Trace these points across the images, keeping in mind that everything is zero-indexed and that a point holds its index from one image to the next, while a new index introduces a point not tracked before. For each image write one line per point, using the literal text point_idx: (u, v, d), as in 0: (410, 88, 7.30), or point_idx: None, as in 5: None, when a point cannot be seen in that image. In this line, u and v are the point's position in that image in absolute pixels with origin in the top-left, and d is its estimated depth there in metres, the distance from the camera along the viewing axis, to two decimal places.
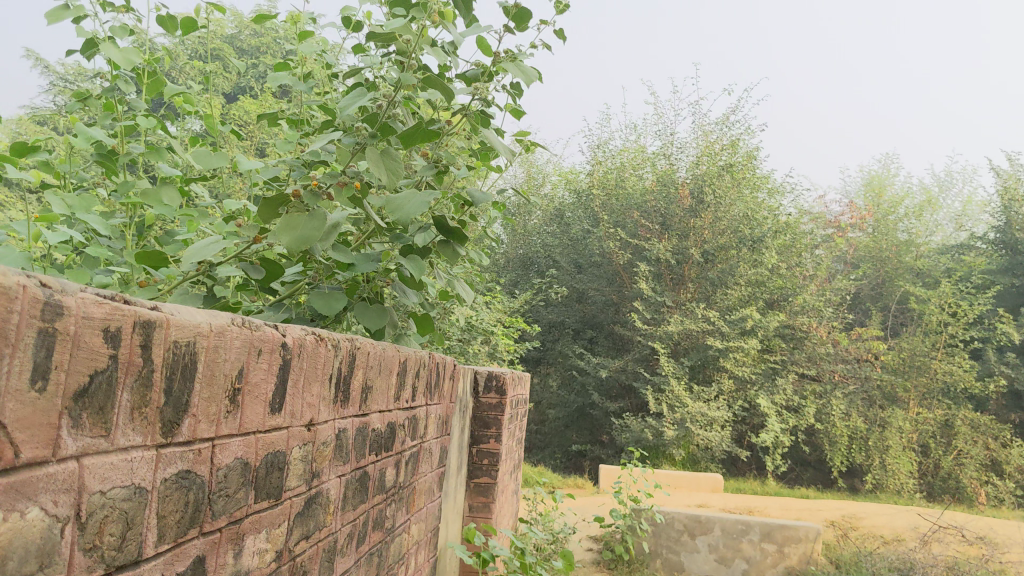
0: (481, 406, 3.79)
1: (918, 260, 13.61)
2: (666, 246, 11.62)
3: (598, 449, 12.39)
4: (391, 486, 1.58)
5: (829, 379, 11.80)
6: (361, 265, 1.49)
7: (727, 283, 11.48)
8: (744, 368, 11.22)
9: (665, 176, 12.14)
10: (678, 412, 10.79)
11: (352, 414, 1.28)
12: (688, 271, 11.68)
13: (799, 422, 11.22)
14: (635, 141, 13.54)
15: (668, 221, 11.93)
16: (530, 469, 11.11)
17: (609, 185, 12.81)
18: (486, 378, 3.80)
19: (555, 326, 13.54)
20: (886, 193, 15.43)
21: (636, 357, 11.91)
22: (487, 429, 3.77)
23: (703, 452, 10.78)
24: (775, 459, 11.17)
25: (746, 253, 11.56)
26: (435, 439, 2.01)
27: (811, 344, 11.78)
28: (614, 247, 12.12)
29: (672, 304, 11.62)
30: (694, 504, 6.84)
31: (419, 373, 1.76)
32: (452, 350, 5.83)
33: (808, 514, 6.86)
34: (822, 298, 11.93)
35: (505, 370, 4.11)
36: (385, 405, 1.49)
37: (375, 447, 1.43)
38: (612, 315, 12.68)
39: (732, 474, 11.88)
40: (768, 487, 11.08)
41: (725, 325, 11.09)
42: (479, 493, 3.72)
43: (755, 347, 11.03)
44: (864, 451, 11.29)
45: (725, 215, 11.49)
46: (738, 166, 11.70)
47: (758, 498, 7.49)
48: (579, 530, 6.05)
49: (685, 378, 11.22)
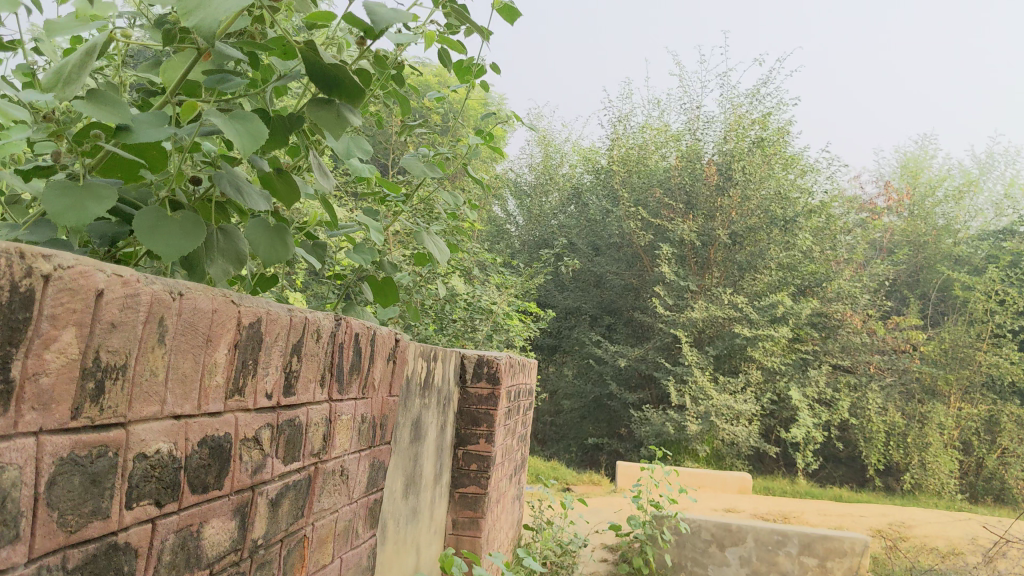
0: (471, 397, 3.07)
1: (957, 246, 12.75)
2: (691, 227, 10.86)
3: (615, 443, 11.68)
4: (223, 557, 0.86)
5: (863, 371, 11.02)
6: (141, 129, 0.77)
7: (757, 266, 10.72)
8: (773, 358, 10.47)
9: (692, 152, 11.35)
10: (702, 405, 10.06)
11: (42, 427, 0.57)
12: (713, 254, 10.94)
13: (832, 416, 10.46)
14: (658, 116, 12.75)
15: (693, 199, 11.17)
16: (543, 464, 10.43)
17: (630, 162, 12.05)
18: (475, 364, 3.08)
19: (571, 312, 12.81)
20: (923, 174, 14.55)
21: (656, 346, 11.17)
22: (476, 427, 3.06)
23: (729, 449, 10.08)
24: (806, 456, 10.42)
25: (777, 234, 10.77)
26: (352, 454, 1.28)
27: (845, 334, 11.02)
28: (635, 227, 11.36)
29: (696, 289, 10.87)
30: (721, 508, 6.13)
31: (301, 349, 1.03)
32: (448, 334, 5.13)
33: (850, 522, 6.13)
34: (858, 284, 11.11)
35: (501, 354, 3.39)
36: (184, 408, 0.76)
37: (152, 489, 0.71)
38: (632, 300, 11.95)
39: (758, 471, 11.13)
40: (798, 486, 10.32)
41: (754, 312, 10.33)
42: (465, 507, 3.00)
43: (785, 335, 10.27)
44: (902, 449, 10.53)
45: (755, 193, 10.71)
46: (770, 141, 10.90)
47: (793, 502, 6.76)
48: (592, 539, 5.34)
49: (710, 368, 10.48)
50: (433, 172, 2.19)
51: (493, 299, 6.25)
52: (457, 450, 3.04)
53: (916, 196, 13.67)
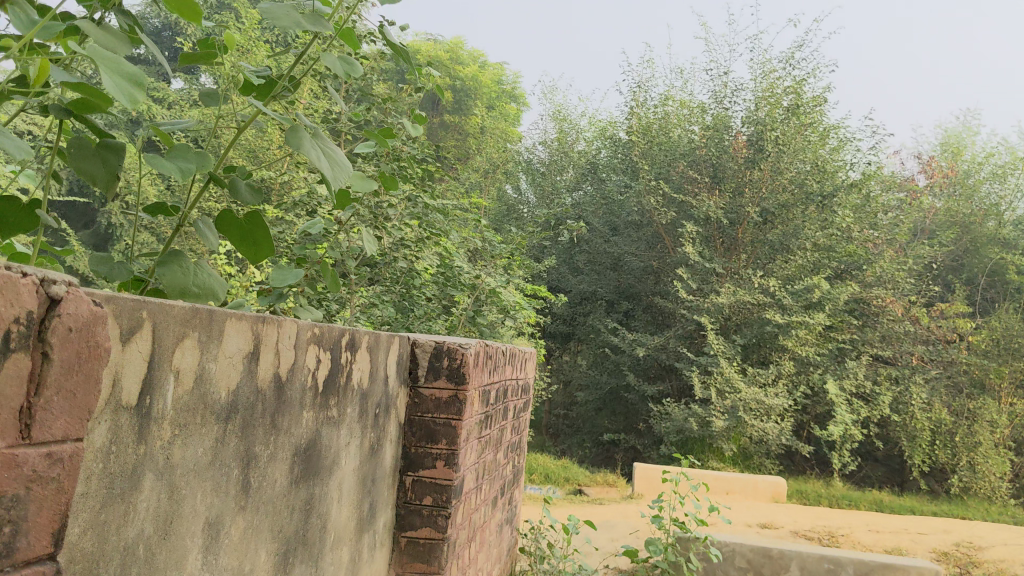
0: (426, 403, 2.16)
1: (1007, 228, 11.68)
2: (718, 203, 9.90)
3: (632, 439, 10.75)
4: None
5: (905, 363, 10.04)
6: None
7: (790, 247, 9.78)
8: (807, 348, 9.52)
9: (720, 123, 10.34)
10: (728, 399, 9.15)
11: None
12: (742, 234, 10.00)
13: (872, 413, 9.53)
14: (681, 88, 11.70)
15: (720, 173, 10.20)
16: (553, 462, 9.56)
17: (651, 133, 11.02)
18: (431, 356, 2.17)
19: (586, 298, 11.89)
20: (967, 152, 13.44)
21: (678, 334, 10.24)
22: (432, 445, 2.15)
23: (757, 447, 9.27)
24: (843, 455, 9.51)
25: (814, 211, 9.79)
26: None
27: (884, 323, 10.08)
28: (655, 204, 10.40)
29: (722, 271, 9.93)
30: (755, 525, 5.25)
31: None
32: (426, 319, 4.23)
33: (908, 542, 5.20)
34: (902, 268, 10.10)
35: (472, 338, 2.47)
36: None
37: None
38: (652, 285, 11.02)
39: (789, 471, 10.23)
40: (834, 489, 9.41)
41: (787, 297, 9.39)
42: (416, 559, 2.10)
43: (822, 323, 9.32)
44: (949, 448, 9.57)
45: (790, 166, 9.67)
46: (806, 108, 9.85)
47: (837, 517, 5.87)
48: (601, 564, 4.44)
49: (737, 359, 9.54)
50: (316, 26, 1.27)
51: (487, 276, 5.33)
52: (404, 474, 2.14)
53: (961, 174, 12.58)
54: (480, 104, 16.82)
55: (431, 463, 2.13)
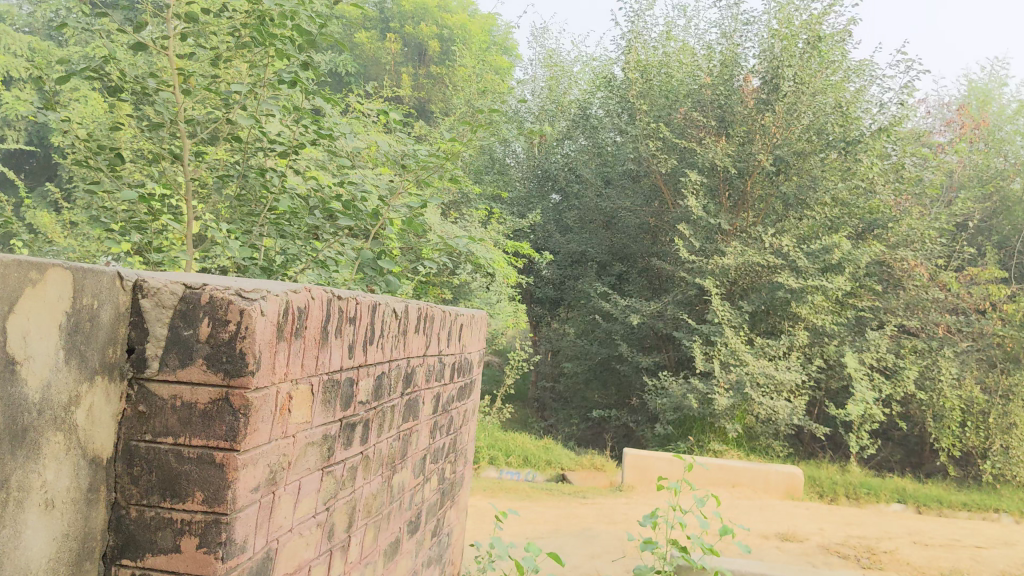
0: (163, 416, 1.02)
1: None
2: (725, 150, 8.73)
3: (625, 416, 9.67)
4: None
5: (931, 335, 8.88)
6: None
7: (807, 202, 8.62)
8: (822, 316, 8.42)
9: (729, 61, 9.14)
10: (734, 372, 8.03)
11: None
12: (751, 187, 8.83)
13: (895, 390, 8.44)
14: (683, 25, 10.46)
15: (727, 117, 9.03)
16: (535, 442, 8.49)
17: (651, 74, 9.77)
18: (175, 317, 1.02)
19: (576, 258, 10.75)
20: (994, 104, 12.20)
21: (676, 299, 9.11)
22: (168, 503, 1.01)
23: (764, 427, 8.18)
24: (862, 438, 8.42)
25: (834, 160, 8.61)
26: None
27: (909, 289, 8.94)
28: (653, 152, 9.23)
29: (729, 229, 8.80)
30: (776, 541, 4.15)
31: None
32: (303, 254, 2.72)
33: (968, 563, 4.10)
34: (932, 227, 8.92)
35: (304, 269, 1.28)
36: None
37: None
38: (649, 245, 9.89)
39: (799, 454, 9.17)
40: (850, 475, 8.33)
41: (803, 258, 8.24)
42: None
43: (841, 288, 8.19)
44: (982, 431, 8.48)
45: (807, 110, 8.46)
46: (827, 44, 8.59)
47: (874, 525, 4.77)
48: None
49: (745, 328, 8.44)
50: None
51: (437, 248, 3.93)
52: (112, 563, 1.01)
53: (989, 126, 11.34)
54: (467, 52, 15.53)
55: (171, 545, 1.01)
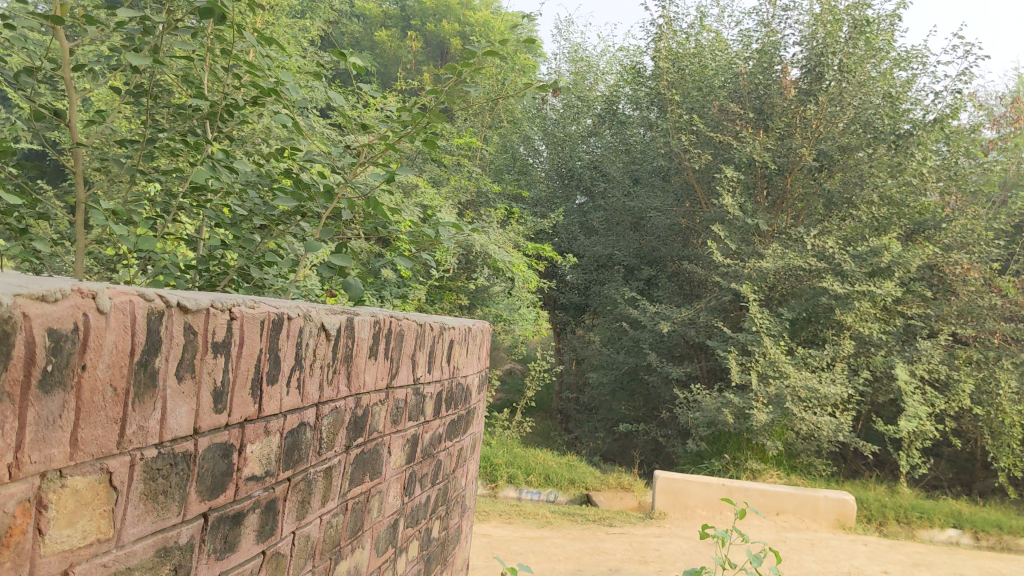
0: None
1: None
2: (764, 143, 8.11)
3: (653, 430, 9.04)
4: None
5: (986, 344, 8.14)
6: None
7: (852, 200, 7.96)
8: (869, 325, 7.75)
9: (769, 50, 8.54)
10: (773, 386, 7.39)
11: None
12: (791, 184, 8.19)
13: (948, 404, 7.75)
14: (717, 15, 9.85)
15: (766, 109, 8.41)
16: (557, 459, 7.88)
17: (684, 65, 9.17)
18: None
19: (602, 262, 10.15)
20: None
21: (710, 305, 8.50)
22: None
23: (806, 444, 7.52)
24: (912, 456, 7.73)
25: (881, 154, 7.95)
26: None
27: (962, 295, 8.21)
28: (687, 147, 8.63)
29: (767, 229, 8.18)
30: None
31: None
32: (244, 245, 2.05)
33: None
34: (988, 227, 8.23)
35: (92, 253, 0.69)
36: None
37: None
38: (680, 247, 9.25)
39: (843, 472, 8.50)
40: (900, 497, 7.65)
41: (847, 261, 7.58)
42: None
43: (889, 293, 7.53)
44: None
45: (851, 100, 7.83)
46: (872, 29, 7.96)
47: (943, 569, 4.09)
48: None
49: (785, 337, 7.79)
50: None
51: None
52: None
53: None
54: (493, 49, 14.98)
55: None
